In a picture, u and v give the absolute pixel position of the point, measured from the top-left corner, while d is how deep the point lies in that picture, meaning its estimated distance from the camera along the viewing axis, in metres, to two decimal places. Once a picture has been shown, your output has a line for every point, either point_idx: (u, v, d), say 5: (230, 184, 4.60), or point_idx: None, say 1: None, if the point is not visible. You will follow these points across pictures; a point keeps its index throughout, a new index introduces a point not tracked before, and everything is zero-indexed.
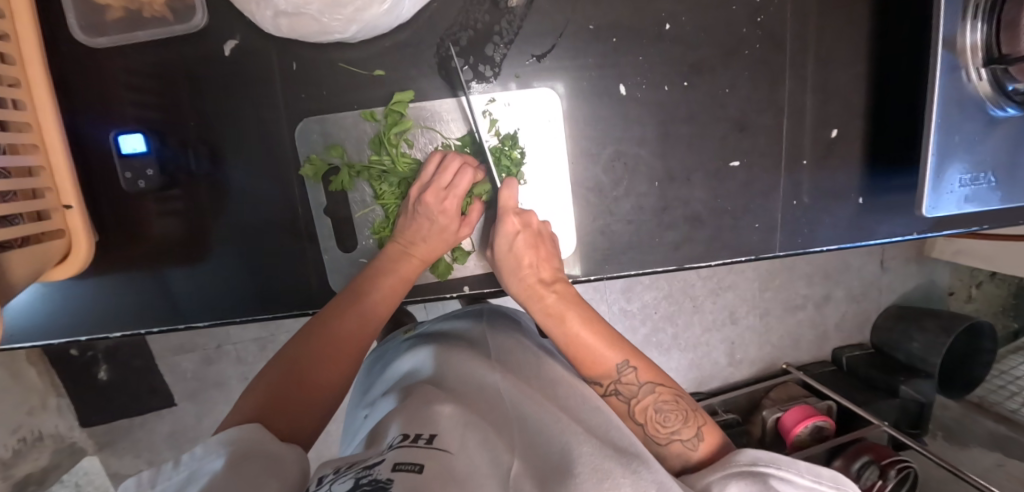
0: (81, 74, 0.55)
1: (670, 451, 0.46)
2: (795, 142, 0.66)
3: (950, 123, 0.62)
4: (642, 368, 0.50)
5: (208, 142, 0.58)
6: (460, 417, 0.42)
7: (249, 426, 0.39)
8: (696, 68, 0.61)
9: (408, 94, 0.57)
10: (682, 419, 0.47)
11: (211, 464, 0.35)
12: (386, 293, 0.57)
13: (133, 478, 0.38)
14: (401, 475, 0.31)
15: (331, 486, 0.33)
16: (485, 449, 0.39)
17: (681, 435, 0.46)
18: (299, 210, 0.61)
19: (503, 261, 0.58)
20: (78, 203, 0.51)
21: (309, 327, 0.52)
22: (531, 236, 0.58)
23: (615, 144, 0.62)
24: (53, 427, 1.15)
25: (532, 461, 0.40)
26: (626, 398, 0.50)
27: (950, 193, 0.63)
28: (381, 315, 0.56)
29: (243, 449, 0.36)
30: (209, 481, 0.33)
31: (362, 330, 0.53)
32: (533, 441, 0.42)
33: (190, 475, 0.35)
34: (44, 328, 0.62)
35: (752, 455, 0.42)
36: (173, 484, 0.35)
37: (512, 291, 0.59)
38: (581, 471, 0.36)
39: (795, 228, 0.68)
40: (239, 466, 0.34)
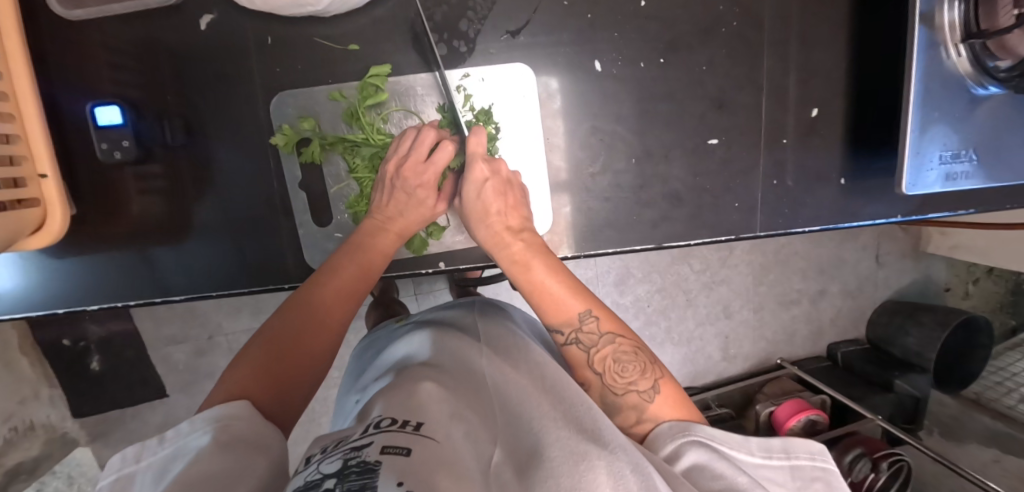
0: (61, 47, 0.55)
1: (626, 401, 0.47)
2: (774, 122, 0.66)
3: (929, 100, 0.62)
4: (604, 318, 0.51)
5: (185, 115, 0.58)
6: (446, 404, 0.44)
7: (233, 404, 0.41)
8: (672, 45, 0.62)
9: (386, 68, 0.57)
10: (640, 371, 0.48)
11: (198, 439, 0.38)
12: (364, 266, 0.57)
13: (118, 454, 0.39)
14: (389, 459, 0.34)
15: (321, 465, 0.35)
16: (469, 437, 0.41)
17: (639, 386, 0.47)
18: (276, 184, 0.61)
19: (470, 208, 0.56)
20: (53, 172, 0.51)
21: (291, 306, 0.52)
22: (498, 185, 0.56)
23: (592, 120, 0.62)
24: (45, 417, 1.15)
25: (515, 450, 0.41)
26: (587, 347, 0.50)
27: (929, 169, 0.63)
28: (360, 288, 0.56)
29: (228, 426, 0.39)
30: (193, 459, 0.35)
31: (341, 306, 0.54)
32: (515, 432, 0.44)
33: (177, 451, 0.38)
34: (21, 300, 0.62)
35: (709, 430, 0.44)
36: (160, 460, 0.37)
37: (477, 240, 0.58)
38: (559, 455, 0.38)
39: (777, 208, 0.68)
40: (224, 446, 0.37)
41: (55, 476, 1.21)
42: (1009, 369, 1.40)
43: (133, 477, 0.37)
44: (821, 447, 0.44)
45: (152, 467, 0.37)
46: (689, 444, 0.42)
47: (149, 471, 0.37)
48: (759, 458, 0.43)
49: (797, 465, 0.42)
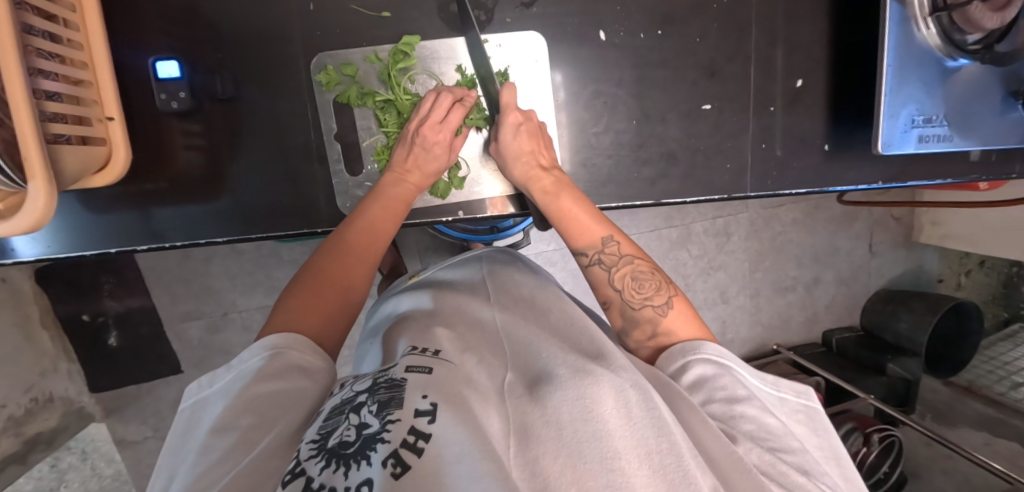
0: (122, 10, 0.62)
1: (643, 314, 0.52)
2: (763, 92, 0.73)
3: (904, 68, 0.68)
4: (624, 242, 0.57)
5: (229, 69, 0.64)
6: (458, 345, 0.51)
7: (286, 336, 0.47)
8: (669, 19, 0.68)
9: (416, 37, 0.64)
10: (654, 289, 0.53)
11: (252, 362, 0.44)
12: (389, 210, 0.62)
13: (194, 384, 0.47)
14: (415, 376, 0.40)
15: (354, 385, 0.42)
16: (481, 366, 0.48)
17: (653, 301, 0.52)
18: (312, 137, 0.67)
19: (506, 150, 0.63)
20: (118, 116, 0.58)
21: (330, 244, 0.58)
22: (532, 129, 0.63)
23: (595, 84, 0.68)
24: (64, 389, 1.19)
25: (524, 373, 0.47)
26: (608, 266, 0.56)
27: (904, 132, 0.69)
28: (388, 229, 0.62)
29: (278, 352, 0.45)
30: (249, 382, 0.42)
31: (375, 243, 0.60)
32: (523, 360, 0.50)
33: (235, 375, 0.44)
34: (78, 239, 0.68)
35: (717, 347, 0.47)
36: (223, 384, 0.44)
37: (512, 179, 0.65)
38: (562, 373, 0.42)
39: (765, 170, 0.74)
40: (272, 372, 0.42)
41: (70, 451, 1.21)
42: (1001, 358, 1.45)
43: (206, 399, 0.45)
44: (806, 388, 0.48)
45: (218, 390, 0.44)
46: (696, 359, 0.46)
47: (216, 392, 0.44)
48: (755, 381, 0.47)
49: (784, 398, 0.47)
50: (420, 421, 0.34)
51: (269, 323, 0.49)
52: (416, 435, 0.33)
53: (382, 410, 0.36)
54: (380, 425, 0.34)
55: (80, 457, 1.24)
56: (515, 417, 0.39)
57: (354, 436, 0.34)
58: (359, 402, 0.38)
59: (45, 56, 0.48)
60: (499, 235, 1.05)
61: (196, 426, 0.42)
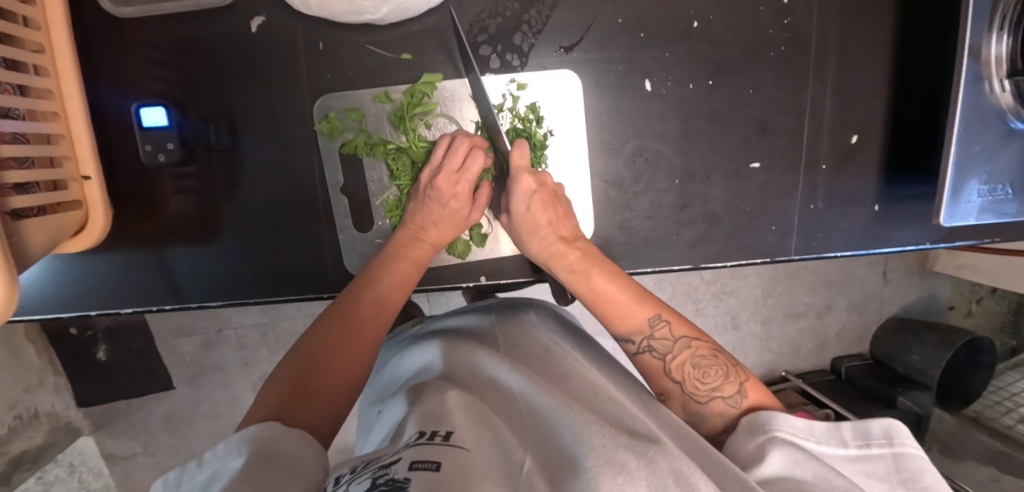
0: (105, 45, 0.55)
1: (711, 408, 0.47)
2: (814, 145, 0.66)
3: (971, 134, 0.62)
4: (675, 322, 0.51)
5: (226, 116, 0.58)
6: (472, 417, 0.43)
7: (269, 424, 0.39)
8: (721, 66, 0.61)
9: (438, 76, 0.57)
10: (722, 376, 0.47)
11: (231, 462, 0.36)
12: (399, 278, 0.56)
13: (162, 478, 0.39)
14: (419, 475, 0.33)
15: (350, 485, 0.34)
16: (496, 446, 0.40)
17: (723, 391, 0.47)
18: (319, 191, 0.61)
19: (521, 223, 0.57)
20: (96, 174, 0.51)
21: (335, 312, 0.52)
22: (547, 195, 0.57)
23: (637, 139, 0.62)
24: (50, 405, 1.13)
25: (545, 459, 0.39)
26: (661, 354, 0.51)
27: (967, 203, 0.64)
28: (396, 301, 0.55)
29: (259, 449, 0.37)
30: (229, 484, 0.33)
31: (378, 317, 0.53)
32: (545, 440, 0.41)
33: (213, 474, 0.36)
34: (55, 301, 0.61)
35: (791, 424, 0.42)
36: (199, 485, 0.36)
37: (531, 255, 0.59)
38: (590, 464, 0.35)
39: (811, 231, 0.68)
40: (257, 470, 0.34)
41: (57, 465, 1.17)
42: (1008, 389, 1.40)
43: None
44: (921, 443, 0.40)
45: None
46: (774, 440, 0.40)
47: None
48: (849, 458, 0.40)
49: (897, 467, 0.38)
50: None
51: (249, 418, 0.42)
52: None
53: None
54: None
55: (67, 470, 1.19)
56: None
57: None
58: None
59: (8, 114, 0.41)
60: None
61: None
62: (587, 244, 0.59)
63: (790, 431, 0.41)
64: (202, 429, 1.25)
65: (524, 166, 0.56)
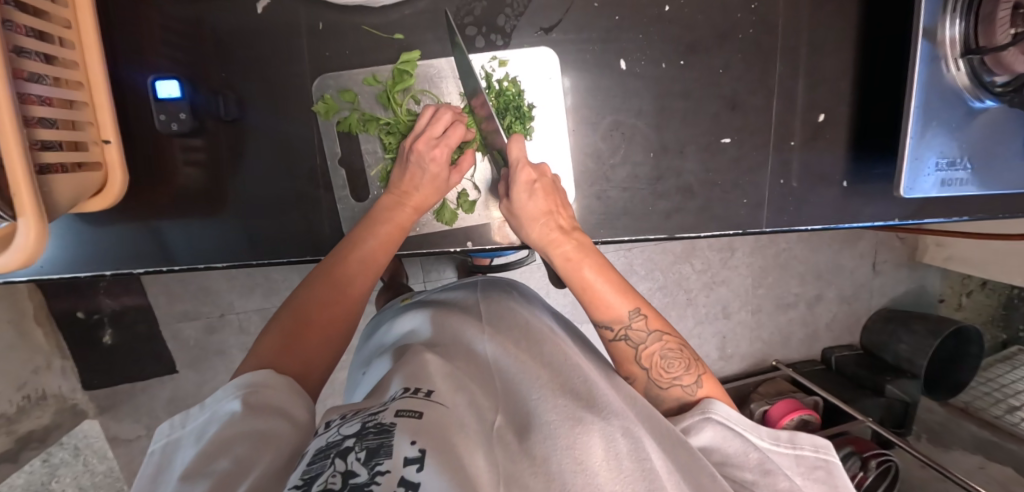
0: (120, 24, 0.60)
1: (670, 394, 0.52)
2: (783, 125, 0.70)
3: (929, 111, 0.66)
4: (651, 316, 0.55)
5: (233, 89, 0.62)
6: (448, 373, 0.47)
7: (261, 372, 0.43)
8: (692, 48, 0.66)
9: (416, 55, 0.62)
10: (685, 367, 0.52)
11: (228, 404, 0.40)
12: (382, 236, 0.60)
13: (166, 422, 0.42)
14: (404, 421, 0.35)
15: (341, 428, 0.36)
16: (471, 402, 0.43)
17: (682, 381, 0.52)
18: (318, 162, 0.65)
19: (522, 211, 0.61)
20: (115, 139, 0.56)
21: (320, 274, 0.56)
22: (545, 185, 0.61)
23: (614, 115, 0.66)
24: (57, 386, 1.18)
25: (515, 415, 0.44)
26: (636, 343, 0.54)
27: (927, 176, 0.68)
28: (381, 261, 0.60)
29: (253, 393, 0.41)
30: (229, 422, 0.38)
31: (365, 275, 0.57)
32: (515, 397, 0.47)
33: (212, 415, 0.40)
34: (72, 261, 0.65)
35: (725, 410, 0.47)
36: (198, 426, 0.40)
37: (529, 238, 0.62)
38: (552, 418, 0.42)
39: (782, 206, 0.72)
40: (254, 410, 0.39)
41: (62, 447, 1.21)
42: (998, 381, 1.44)
43: (179, 440, 0.40)
44: (825, 441, 0.47)
45: (192, 432, 0.40)
46: (709, 422, 0.47)
47: (190, 435, 0.40)
48: (769, 443, 0.47)
49: (801, 455, 0.46)
50: (410, 471, 0.30)
51: (246, 364, 0.46)
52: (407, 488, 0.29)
53: (371, 458, 0.31)
54: (368, 476, 0.29)
55: (72, 454, 1.23)
56: (508, 469, 0.35)
57: (338, 485, 0.28)
58: (346, 447, 0.32)
59: (37, 80, 0.46)
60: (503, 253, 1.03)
61: (166, 472, 0.37)
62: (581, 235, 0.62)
63: (726, 414, 0.47)
64: None
65: (524, 160, 0.60)
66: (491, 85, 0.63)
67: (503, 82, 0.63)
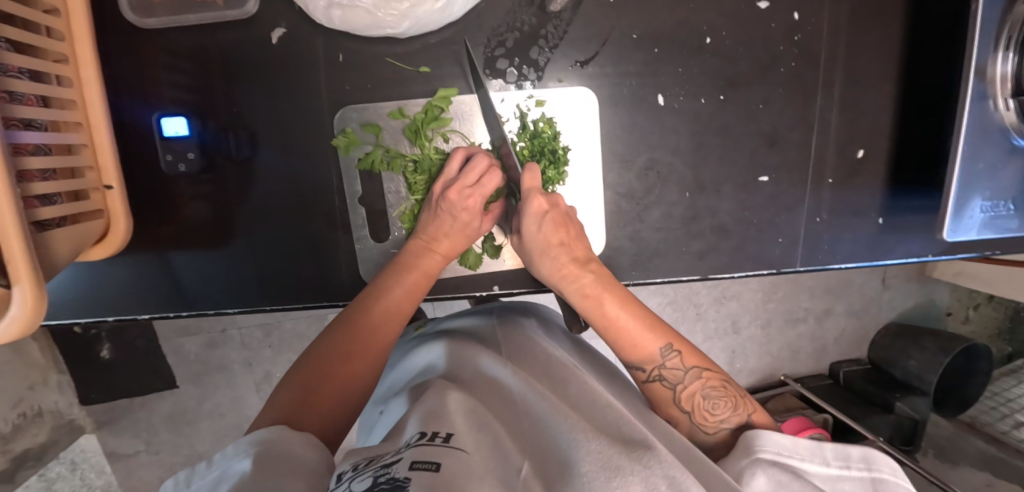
0: (126, 54, 0.56)
1: (720, 439, 0.49)
2: (820, 159, 0.67)
3: (975, 152, 0.63)
4: (687, 353, 0.52)
5: (245, 125, 0.58)
6: (469, 416, 0.44)
7: (276, 427, 0.40)
8: (732, 82, 0.62)
9: (453, 91, 0.58)
10: (731, 407, 0.49)
11: (239, 463, 0.36)
12: (409, 285, 0.56)
13: (172, 479, 0.39)
14: (419, 474, 0.33)
15: (352, 483, 0.35)
16: (495, 453, 0.41)
17: (730, 423, 0.49)
18: (336, 200, 0.61)
19: (533, 244, 0.57)
20: (118, 183, 0.52)
21: (338, 323, 0.52)
22: (558, 215, 0.57)
23: (649, 152, 0.63)
24: (52, 402, 1.12)
25: (541, 463, 0.41)
26: (671, 384, 0.52)
27: (970, 218, 0.65)
28: (407, 312, 0.56)
29: (266, 451, 0.37)
30: (238, 483, 0.34)
31: (389, 329, 0.53)
32: (542, 444, 0.43)
33: (221, 474, 0.37)
34: (75, 306, 0.62)
35: (776, 444, 0.44)
36: (207, 484, 0.36)
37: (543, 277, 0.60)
38: (584, 466, 0.37)
39: (816, 242, 0.69)
40: (268, 468, 0.35)
41: (60, 461, 1.16)
42: (1004, 395, 1.42)
43: None
44: (893, 463, 0.44)
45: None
46: (760, 460, 0.42)
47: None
48: (834, 471, 0.44)
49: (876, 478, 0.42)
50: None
51: (257, 421, 0.43)
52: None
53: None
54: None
55: (69, 467, 1.19)
56: None
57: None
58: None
59: (31, 125, 0.42)
60: None
61: None
62: (601, 267, 0.59)
63: (777, 451, 0.44)
64: (205, 428, 1.25)
65: (536, 187, 0.56)
66: (525, 125, 0.59)
67: (539, 123, 0.59)
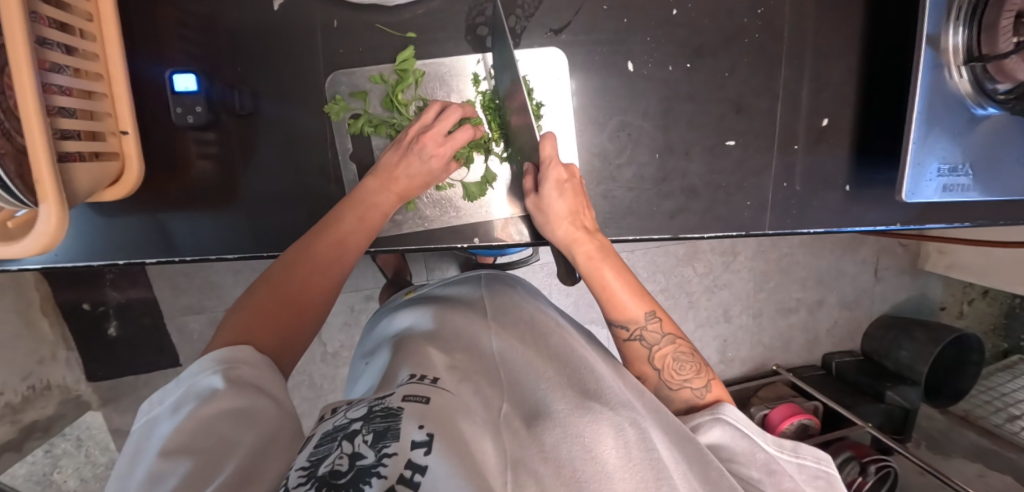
0: (139, 18, 0.61)
1: (679, 396, 0.53)
2: (787, 129, 0.71)
3: (932, 116, 0.67)
4: (665, 320, 0.57)
5: (248, 84, 0.63)
6: (452, 365, 0.47)
7: (242, 348, 0.44)
8: (698, 51, 0.67)
9: (410, 51, 0.62)
10: (695, 371, 0.54)
11: (206, 381, 0.40)
12: (364, 219, 0.60)
13: (146, 404, 0.42)
14: (411, 406, 0.36)
15: (347, 412, 0.37)
16: (477, 394, 0.44)
17: (691, 383, 0.53)
18: (329, 156, 0.66)
19: (549, 205, 0.62)
20: (133, 129, 0.57)
21: (295, 254, 0.55)
22: (575, 187, 0.63)
23: (621, 116, 0.67)
24: (61, 377, 1.17)
25: (520, 405, 0.45)
26: (649, 344, 0.56)
27: (928, 180, 0.68)
28: (359, 242, 0.59)
29: (233, 373, 0.41)
30: (207, 399, 0.37)
31: (338, 257, 0.57)
32: (521, 392, 0.47)
33: (187, 391, 0.40)
34: (87, 250, 0.66)
35: (737, 412, 0.48)
36: (174, 401, 0.40)
37: (554, 238, 0.64)
38: (561, 410, 0.42)
39: (785, 208, 0.73)
40: (234, 387, 0.39)
41: (64, 438, 1.19)
42: (999, 390, 1.42)
43: (157, 418, 0.40)
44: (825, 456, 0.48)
45: (168, 408, 0.39)
46: (719, 420, 0.47)
47: (166, 411, 0.39)
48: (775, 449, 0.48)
49: (803, 464, 0.46)
50: (417, 454, 0.30)
51: (212, 341, 0.46)
52: (414, 471, 0.29)
53: (378, 440, 0.31)
54: (375, 458, 0.29)
55: (75, 444, 1.21)
56: (514, 452, 0.36)
57: (346, 467, 0.29)
58: (353, 430, 0.33)
59: (59, 71, 0.47)
60: (506, 252, 1.04)
61: (143, 448, 0.36)
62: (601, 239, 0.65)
63: (737, 417, 0.48)
64: None
65: (556, 158, 0.62)
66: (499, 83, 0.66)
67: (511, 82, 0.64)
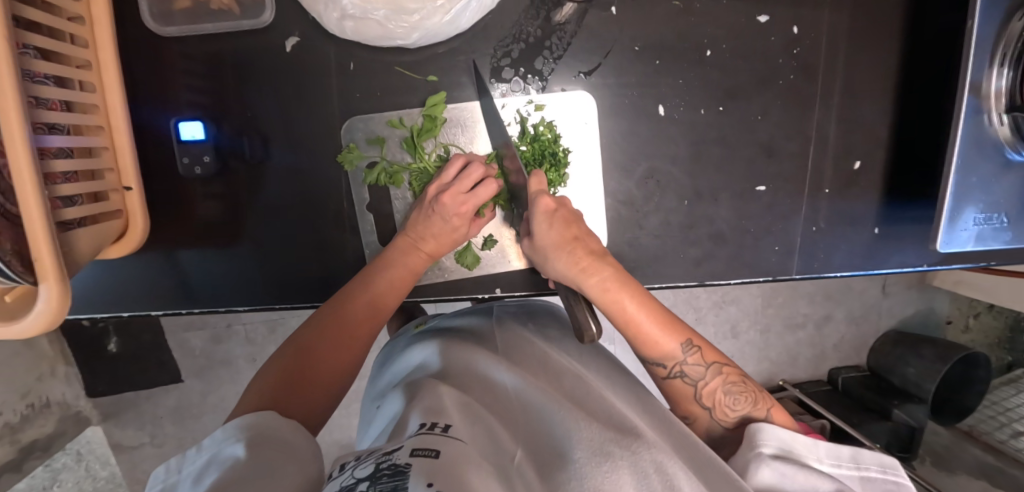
0: (143, 60, 0.58)
1: (738, 435, 0.51)
2: (816, 172, 0.68)
3: (969, 165, 0.64)
4: (707, 350, 0.53)
5: (258, 131, 0.61)
6: (464, 405, 0.43)
7: (266, 414, 0.40)
8: (731, 93, 0.64)
9: (442, 96, 0.59)
10: (750, 401, 0.51)
11: (228, 448, 0.37)
12: (393, 282, 0.58)
13: (161, 467, 0.39)
14: (419, 462, 0.33)
15: (354, 471, 0.33)
16: (490, 441, 0.40)
17: (749, 416, 0.50)
18: (344, 206, 0.63)
19: (544, 242, 0.55)
20: (136, 185, 0.54)
21: (333, 310, 0.54)
22: (568, 214, 0.56)
23: (649, 161, 0.64)
24: (61, 394, 1.13)
25: (535, 453, 0.40)
26: (694, 380, 0.52)
27: (963, 230, 0.66)
28: (389, 306, 0.58)
29: (257, 435, 0.38)
30: (230, 469, 0.34)
31: (374, 317, 0.56)
32: (537, 434, 0.42)
33: (211, 459, 0.37)
34: (90, 304, 0.64)
35: (777, 436, 0.46)
36: (195, 470, 0.37)
37: (555, 274, 0.56)
38: (578, 455, 0.37)
39: (812, 252, 0.70)
40: (257, 452, 0.36)
41: (65, 453, 1.15)
42: (1003, 404, 1.39)
43: (175, 488, 0.37)
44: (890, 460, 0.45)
45: (188, 477, 0.36)
46: (762, 455, 0.44)
47: (187, 481, 0.36)
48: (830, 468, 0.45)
49: (869, 475, 0.44)
50: None
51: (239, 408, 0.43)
52: None
53: None
54: None
55: (75, 458, 1.17)
56: None
57: None
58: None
59: (57, 130, 0.44)
60: None
61: None
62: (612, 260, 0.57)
63: (778, 443, 0.45)
64: (209, 421, 1.25)
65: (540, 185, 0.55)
66: (525, 129, 0.61)
67: (538, 127, 0.60)
